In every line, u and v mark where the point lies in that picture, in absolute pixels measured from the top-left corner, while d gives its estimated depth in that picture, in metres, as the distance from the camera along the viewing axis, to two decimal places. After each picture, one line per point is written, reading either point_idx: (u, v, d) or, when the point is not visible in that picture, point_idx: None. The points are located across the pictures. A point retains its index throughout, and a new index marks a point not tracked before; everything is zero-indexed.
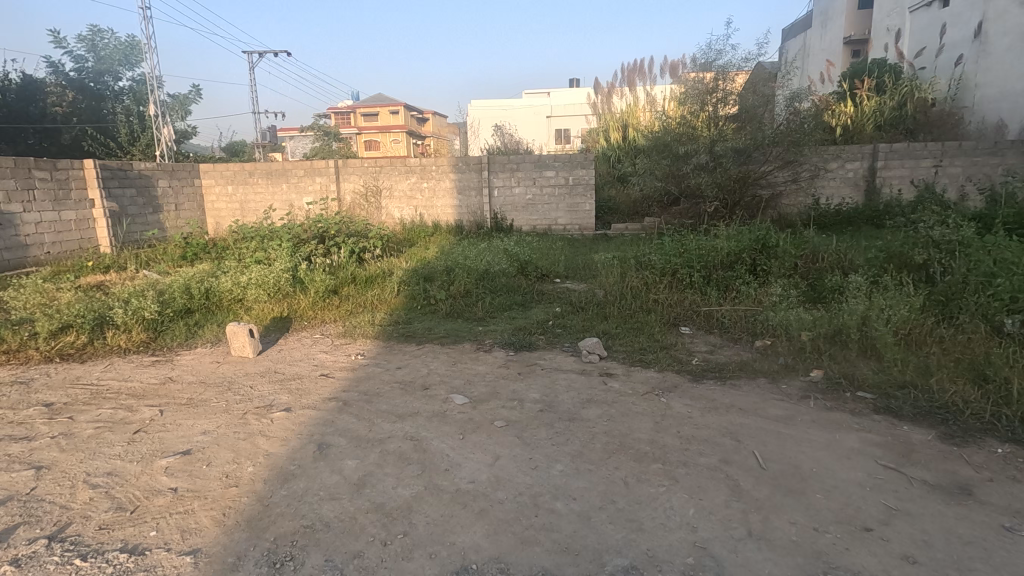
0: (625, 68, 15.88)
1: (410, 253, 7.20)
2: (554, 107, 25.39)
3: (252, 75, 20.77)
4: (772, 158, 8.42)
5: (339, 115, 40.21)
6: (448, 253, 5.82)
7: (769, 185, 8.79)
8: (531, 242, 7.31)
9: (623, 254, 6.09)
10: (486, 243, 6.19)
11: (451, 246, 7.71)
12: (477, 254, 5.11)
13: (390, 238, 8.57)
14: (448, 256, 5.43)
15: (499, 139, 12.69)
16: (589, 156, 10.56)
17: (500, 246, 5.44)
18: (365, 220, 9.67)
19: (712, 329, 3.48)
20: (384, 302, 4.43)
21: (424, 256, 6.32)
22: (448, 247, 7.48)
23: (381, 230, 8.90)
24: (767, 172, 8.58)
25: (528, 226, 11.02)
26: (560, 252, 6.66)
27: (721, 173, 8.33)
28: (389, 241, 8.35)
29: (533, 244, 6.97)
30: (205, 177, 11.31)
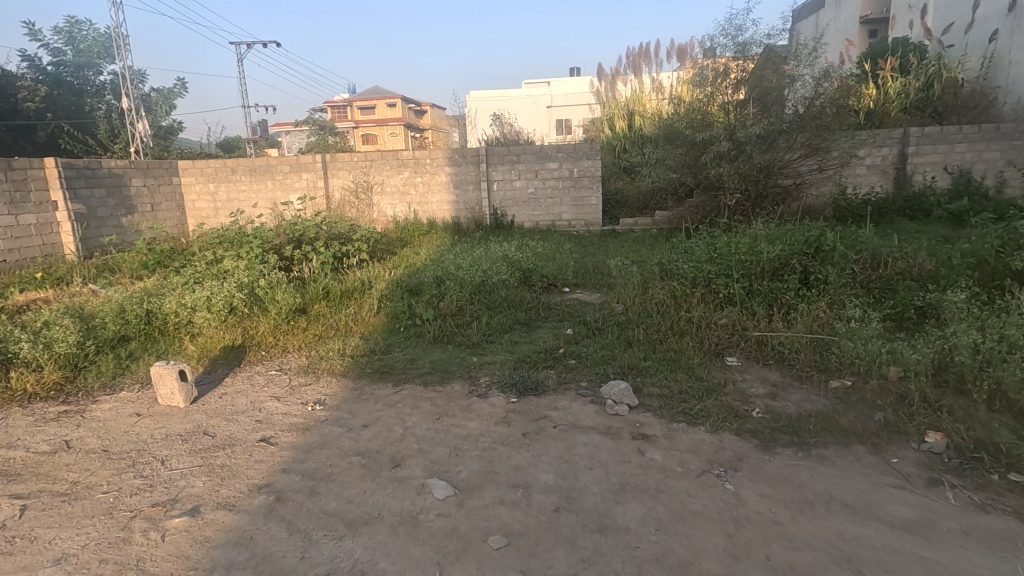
0: (630, 52, 15.10)
1: (397, 259, 6.49)
2: (555, 97, 24.60)
3: (240, 67, 19.97)
4: (796, 145, 7.66)
5: (335, 108, 39.41)
6: (439, 259, 5.12)
7: (794, 175, 7.98)
8: (531, 245, 6.61)
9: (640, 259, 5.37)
10: (481, 246, 5.50)
11: (446, 250, 7.02)
12: (471, 260, 4.40)
13: (378, 239, 7.84)
14: (440, 264, 4.72)
15: (497, 129, 11.93)
16: (595, 145, 9.79)
17: (498, 250, 4.71)
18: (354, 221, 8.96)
19: (767, 361, 2.77)
20: (361, 322, 3.73)
21: (413, 262, 5.62)
22: (441, 252, 6.77)
23: (370, 231, 8.19)
24: (792, 161, 7.80)
25: (530, 223, 10.28)
26: (567, 254, 5.94)
27: (743, 162, 7.56)
28: (377, 244, 7.60)
29: (535, 247, 6.26)
30: (184, 175, 10.60)
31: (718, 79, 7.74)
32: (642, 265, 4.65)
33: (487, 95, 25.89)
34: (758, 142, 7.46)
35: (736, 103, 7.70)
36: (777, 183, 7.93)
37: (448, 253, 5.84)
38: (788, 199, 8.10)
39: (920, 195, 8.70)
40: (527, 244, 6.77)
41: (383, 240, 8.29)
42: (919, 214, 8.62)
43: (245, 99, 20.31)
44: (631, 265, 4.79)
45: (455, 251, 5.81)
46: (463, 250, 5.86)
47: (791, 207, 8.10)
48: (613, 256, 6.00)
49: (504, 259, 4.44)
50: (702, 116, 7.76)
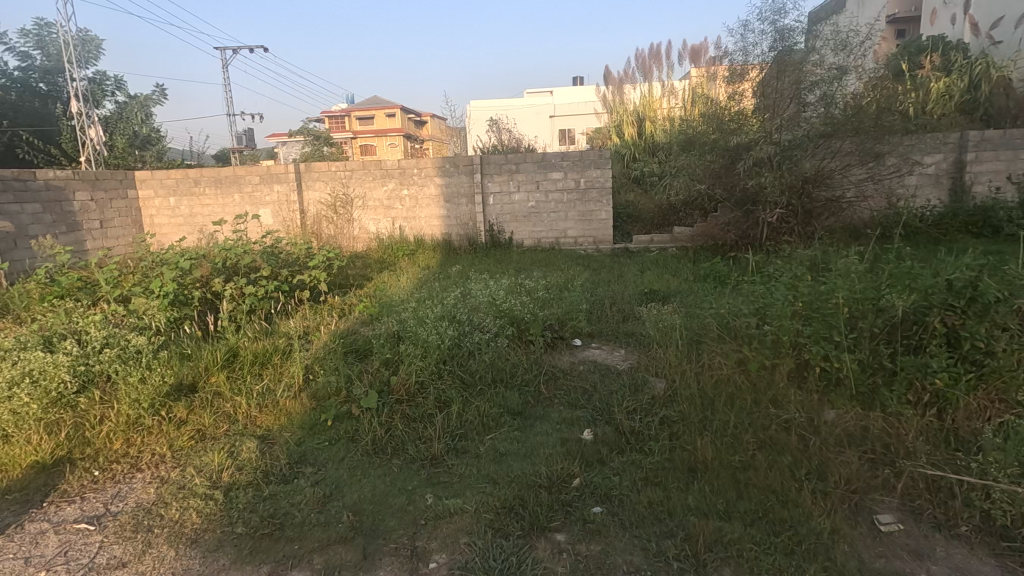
0: (638, 55, 13.98)
1: (365, 295, 5.26)
2: (557, 107, 23.53)
3: (226, 74, 18.92)
4: (848, 148, 6.31)
5: (334, 120, 38.50)
6: (406, 300, 3.90)
7: (845, 186, 6.65)
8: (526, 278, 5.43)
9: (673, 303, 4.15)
10: (467, 282, 4.31)
11: (428, 283, 5.81)
12: (445, 305, 3.17)
13: (348, 268, 6.65)
14: (406, 308, 3.50)
15: (494, 136, 10.74)
16: (605, 153, 8.60)
17: (484, 288, 3.49)
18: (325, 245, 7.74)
19: (957, 528, 1.56)
20: (274, 409, 2.49)
21: (379, 301, 4.39)
22: (421, 286, 5.56)
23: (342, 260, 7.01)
24: (841, 167, 6.46)
25: (531, 241, 9.03)
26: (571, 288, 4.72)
27: (789, 171, 6.28)
28: (346, 275, 6.38)
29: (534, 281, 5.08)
30: (142, 187, 9.43)
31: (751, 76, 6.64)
32: (682, 310, 3.40)
33: (487, 103, 24.85)
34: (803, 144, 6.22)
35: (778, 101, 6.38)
36: (824, 196, 6.60)
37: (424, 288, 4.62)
38: (833, 214, 6.69)
39: (987, 209, 7.42)
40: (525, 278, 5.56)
41: (353, 268, 7.07)
42: (986, 230, 7.33)
43: (231, 108, 19.23)
44: (665, 309, 3.55)
45: (436, 287, 4.59)
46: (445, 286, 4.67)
47: (842, 225, 6.72)
48: (633, 293, 4.78)
49: (490, 299, 3.22)
50: (731, 119, 6.69)
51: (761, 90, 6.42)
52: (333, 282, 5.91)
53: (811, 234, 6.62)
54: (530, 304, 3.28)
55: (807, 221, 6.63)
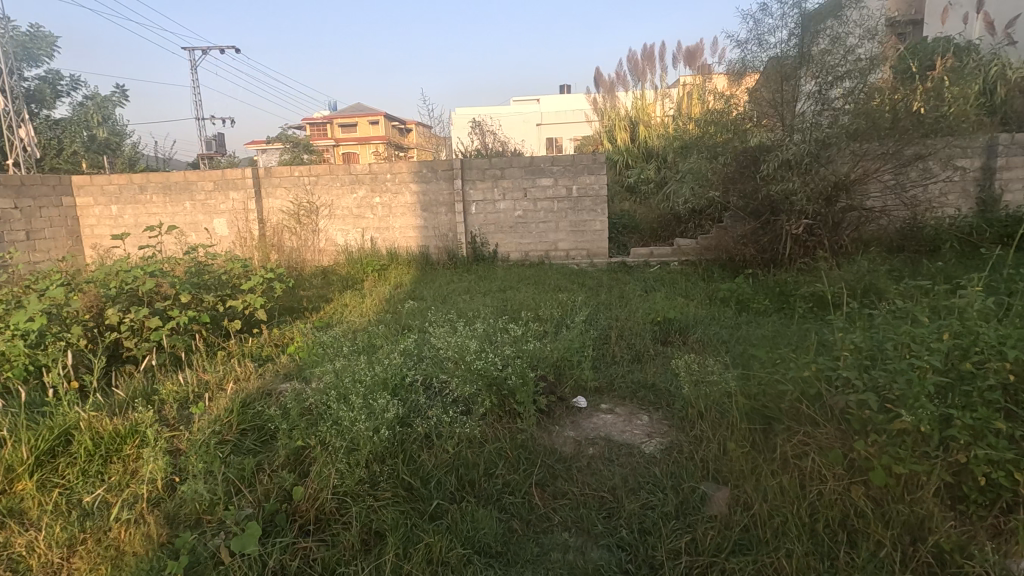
0: (630, 57, 13.19)
1: (316, 325, 4.29)
2: (545, 114, 22.78)
3: (194, 75, 17.82)
4: (882, 150, 5.48)
5: (315, 127, 37.41)
6: (352, 339, 2.97)
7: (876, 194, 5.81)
8: (512, 309, 4.50)
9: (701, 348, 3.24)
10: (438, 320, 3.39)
11: (397, 311, 4.85)
12: (395, 360, 2.24)
13: (304, 289, 5.69)
14: (345, 356, 2.56)
15: (476, 139, 9.82)
16: (600, 156, 7.74)
17: (453, 330, 2.57)
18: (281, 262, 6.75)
19: None
20: (99, 545, 1.54)
21: (323, 337, 3.44)
22: (387, 315, 4.61)
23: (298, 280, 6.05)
24: (874, 172, 5.61)
25: (518, 254, 8.12)
26: (567, 318, 3.79)
27: (816, 177, 5.41)
28: (299, 298, 5.39)
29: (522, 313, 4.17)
30: (80, 194, 8.36)
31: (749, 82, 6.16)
32: (725, 360, 2.51)
33: (471, 110, 23.95)
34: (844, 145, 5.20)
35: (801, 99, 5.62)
36: (857, 204, 5.72)
37: (384, 323, 3.69)
38: (864, 224, 5.82)
39: None
40: (511, 306, 4.63)
41: (303, 288, 6.02)
42: None
43: (200, 112, 18.14)
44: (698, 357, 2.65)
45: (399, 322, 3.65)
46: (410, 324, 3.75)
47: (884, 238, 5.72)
48: (643, 326, 3.87)
49: (459, 346, 2.29)
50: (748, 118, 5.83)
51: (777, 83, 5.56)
52: (281, 307, 4.94)
53: (842, 248, 5.70)
54: (519, 354, 2.36)
55: (839, 233, 5.68)
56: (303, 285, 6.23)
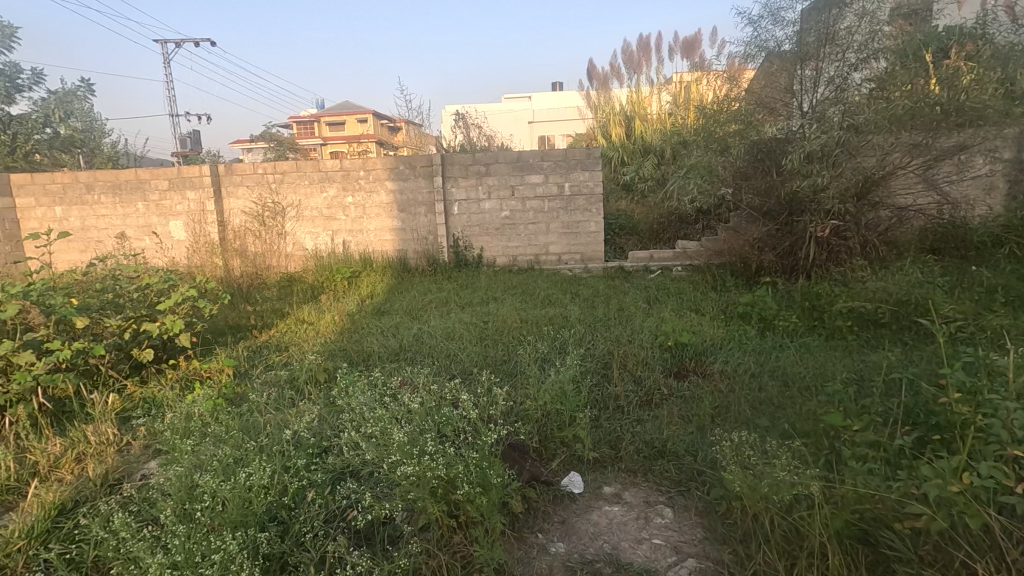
0: (623, 49, 12.46)
1: (253, 358, 3.51)
2: (536, 112, 22.02)
3: (168, 70, 16.94)
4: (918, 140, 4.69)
5: (302, 125, 36.43)
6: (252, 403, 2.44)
7: (908, 189, 5.07)
8: (490, 337, 3.77)
9: (731, 393, 2.51)
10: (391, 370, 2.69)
11: (351, 337, 4.09)
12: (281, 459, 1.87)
13: (256, 311, 4.95)
14: (231, 430, 2.12)
15: (460, 133, 9.05)
16: (595, 151, 7.02)
17: (385, 404, 2.06)
18: (236, 290, 6.02)
19: None
20: None
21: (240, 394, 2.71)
22: (341, 344, 3.87)
23: (252, 302, 5.32)
24: (907, 164, 4.81)
25: (505, 259, 7.39)
26: (551, 355, 3.06)
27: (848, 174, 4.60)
28: (224, 321, 4.55)
29: (501, 346, 3.42)
30: (20, 195, 7.52)
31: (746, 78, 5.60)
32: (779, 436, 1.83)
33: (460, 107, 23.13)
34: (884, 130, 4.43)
35: (824, 89, 4.87)
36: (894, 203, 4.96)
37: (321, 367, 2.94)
38: (898, 224, 5.03)
39: None
40: (491, 331, 3.91)
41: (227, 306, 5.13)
42: None
43: (173, 108, 17.21)
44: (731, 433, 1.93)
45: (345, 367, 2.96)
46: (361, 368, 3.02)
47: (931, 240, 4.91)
48: (652, 355, 3.14)
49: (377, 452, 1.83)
50: (762, 104, 5.13)
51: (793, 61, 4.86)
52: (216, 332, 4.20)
53: (875, 253, 4.90)
54: (472, 444, 1.82)
55: (871, 236, 4.88)
56: (242, 301, 5.39)
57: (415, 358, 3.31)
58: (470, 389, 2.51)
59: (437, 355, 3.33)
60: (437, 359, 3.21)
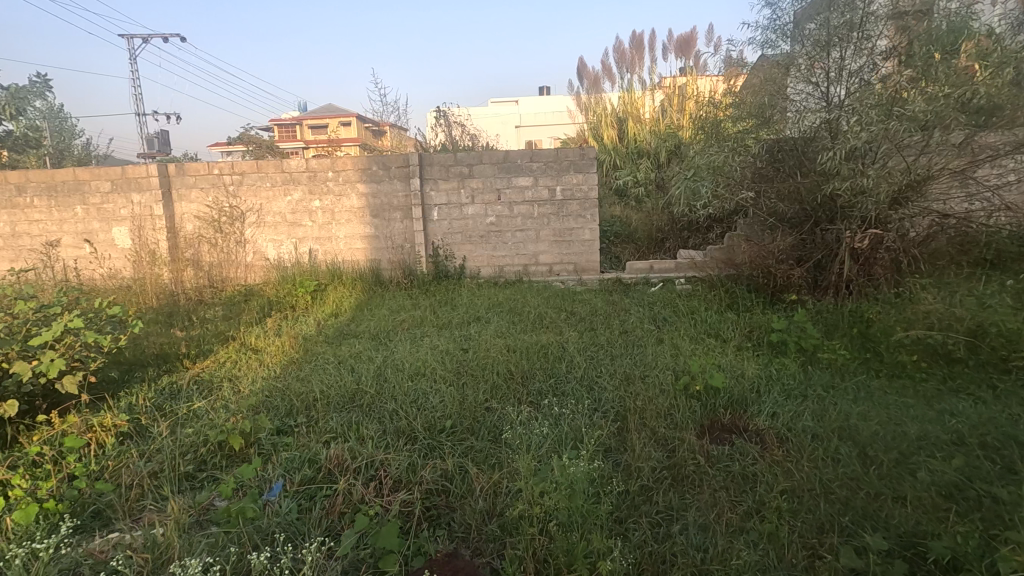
0: (614, 49, 11.85)
1: (163, 411, 2.72)
2: (524, 115, 21.44)
3: (135, 66, 16.02)
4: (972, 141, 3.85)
5: (284, 127, 35.44)
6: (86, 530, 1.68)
7: (959, 195, 4.19)
8: (469, 378, 3.02)
9: (805, 484, 1.80)
10: (328, 453, 1.96)
11: (297, 373, 3.32)
12: None
13: (192, 335, 4.17)
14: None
15: (441, 131, 8.30)
16: (589, 151, 6.34)
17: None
18: (179, 306, 5.23)
19: None
20: None
21: (116, 482, 1.94)
22: (283, 385, 3.09)
23: (193, 324, 4.55)
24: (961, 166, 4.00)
25: (490, 270, 6.65)
26: (544, 420, 2.35)
27: (893, 175, 3.92)
28: (143, 353, 3.70)
29: (482, 403, 2.67)
30: None
31: (741, 84, 5.23)
32: None
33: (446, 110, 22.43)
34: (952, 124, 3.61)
35: (853, 79, 4.13)
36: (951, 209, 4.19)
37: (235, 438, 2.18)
38: (943, 231, 4.26)
39: None
40: (469, 367, 3.18)
41: (153, 332, 4.26)
42: None
43: (140, 106, 16.27)
44: None
45: (269, 444, 2.20)
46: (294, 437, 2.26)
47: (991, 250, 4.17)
48: (677, 412, 2.42)
49: None
50: (784, 95, 4.47)
51: (820, 44, 4.16)
52: (126, 371, 3.42)
53: (919, 264, 4.20)
54: None
55: (914, 246, 4.22)
56: (175, 326, 4.52)
57: (370, 418, 2.54)
58: (437, 490, 1.81)
59: (399, 415, 2.56)
60: (399, 422, 2.46)
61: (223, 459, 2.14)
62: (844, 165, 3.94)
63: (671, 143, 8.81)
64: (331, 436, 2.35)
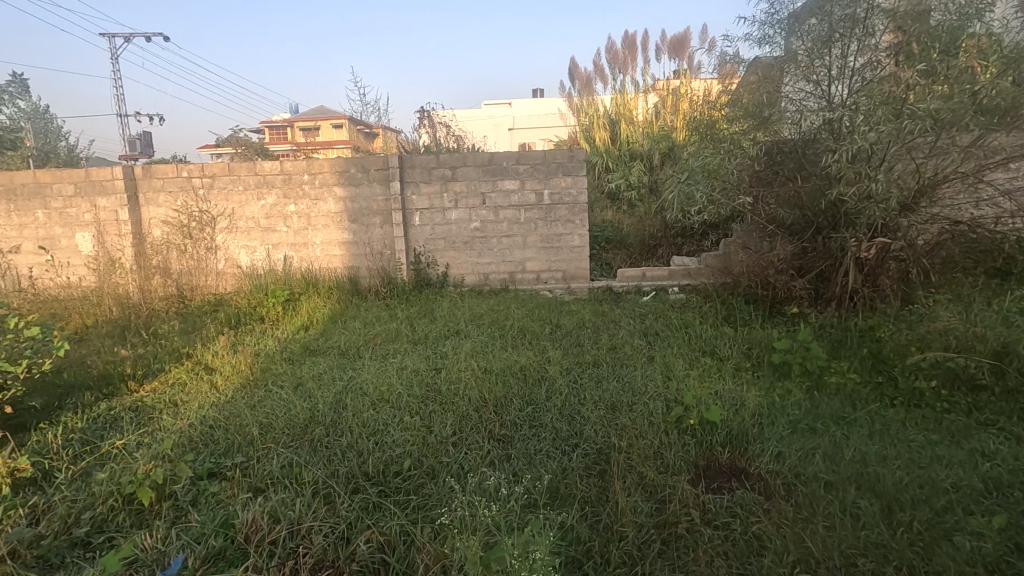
0: (606, 50, 11.58)
1: (82, 452, 2.37)
2: (517, 118, 21.18)
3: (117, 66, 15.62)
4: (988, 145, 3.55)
5: (274, 129, 35.03)
6: None
7: (973, 200, 3.89)
8: (436, 406, 2.69)
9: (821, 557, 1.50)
10: (244, 521, 1.71)
11: (248, 399, 2.99)
12: None
13: (142, 353, 3.83)
14: None
15: (426, 133, 7.98)
16: (578, 153, 6.04)
17: None
18: (138, 319, 4.88)
19: None
20: None
21: None
22: (230, 414, 2.75)
23: (148, 340, 4.20)
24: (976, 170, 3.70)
25: (474, 278, 6.33)
26: (513, 472, 2.06)
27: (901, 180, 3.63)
28: (82, 375, 3.34)
29: (447, 438, 2.35)
30: None
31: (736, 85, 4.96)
32: None
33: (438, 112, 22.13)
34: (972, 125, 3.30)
35: (856, 78, 3.85)
36: (963, 215, 3.91)
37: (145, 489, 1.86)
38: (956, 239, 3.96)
39: None
40: (439, 393, 2.86)
41: (100, 350, 3.90)
42: None
43: (122, 106, 15.87)
44: None
45: (191, 499, 1.88)
46: (223, 490, 1.95)
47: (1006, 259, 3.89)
48: (668, 453, 2.11)
49: None
50: (784, 94, 4.17)
51: (821, 39, 3.87)
52: (59, 399, 3.09)
53: (929, 275, 3.91)
54: None
55: (924, 255, 3.92)
56: (126, 342, 4.16)
57: (316, 459, 2.20)
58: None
59: (351, 455, 2.24)
60: (349, 465, 2.13)
61: (133, 518, 1.83)
62: (851, 169, 3.63)
63: (664, 146, 8.51)
64: (269, 485, 2.02)
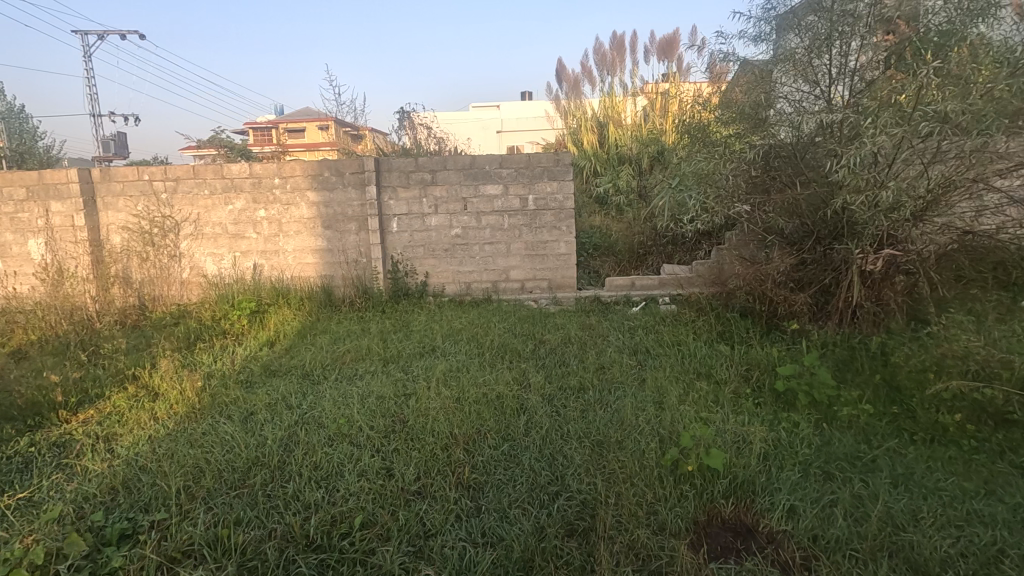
0: (595, 52, 11.38)
1: None
2: (505, 120, 20.91)
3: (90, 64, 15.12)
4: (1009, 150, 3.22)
5: (258, 130, 34.45)
6: None
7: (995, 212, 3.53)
8: (400, 444, 2.36)
9: None
10: None
11: (189, 432, 2.64)
12: None
13: (82, 375, 3.46)
14: None
15: (406, 135, 7.64)
16: (564, 156, 5.75)
17: None
18: (90, 334, 4.51)
19: None
20: None
21: None
22: (164, 452, 2.41)
23: (94, 360, 3.84)
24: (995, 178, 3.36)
25: (455, 287, 6.01)
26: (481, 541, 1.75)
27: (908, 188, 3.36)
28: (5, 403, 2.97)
29: (410, 487, 2.03)
30: None
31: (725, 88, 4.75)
32: None
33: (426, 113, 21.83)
34: (989, 128, 3.05)
35: (857, 80, 3.59)
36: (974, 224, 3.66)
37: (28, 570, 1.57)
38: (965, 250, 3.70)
39: None
40: (404, 427, 2.53)
41: (35, 372, 3.52)
42: None
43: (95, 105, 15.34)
44: None
45: None
46: (126, 568, 1.63)
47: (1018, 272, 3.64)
48: (664, 509, 1.81)
49: None
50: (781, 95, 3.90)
51: (820, 37, 3.58)
52: None
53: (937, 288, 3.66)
54: None
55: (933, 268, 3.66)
56: (69, 362, 3.79)
57: (251, 517, 1.87)
58: None
59: (294, 512, 1.91)
60: (290, 527, 1.81)
61: None
62: (857, 177, 3.37)
63: (654, 149, 8.24)
64: (189, 555, 1.69)
